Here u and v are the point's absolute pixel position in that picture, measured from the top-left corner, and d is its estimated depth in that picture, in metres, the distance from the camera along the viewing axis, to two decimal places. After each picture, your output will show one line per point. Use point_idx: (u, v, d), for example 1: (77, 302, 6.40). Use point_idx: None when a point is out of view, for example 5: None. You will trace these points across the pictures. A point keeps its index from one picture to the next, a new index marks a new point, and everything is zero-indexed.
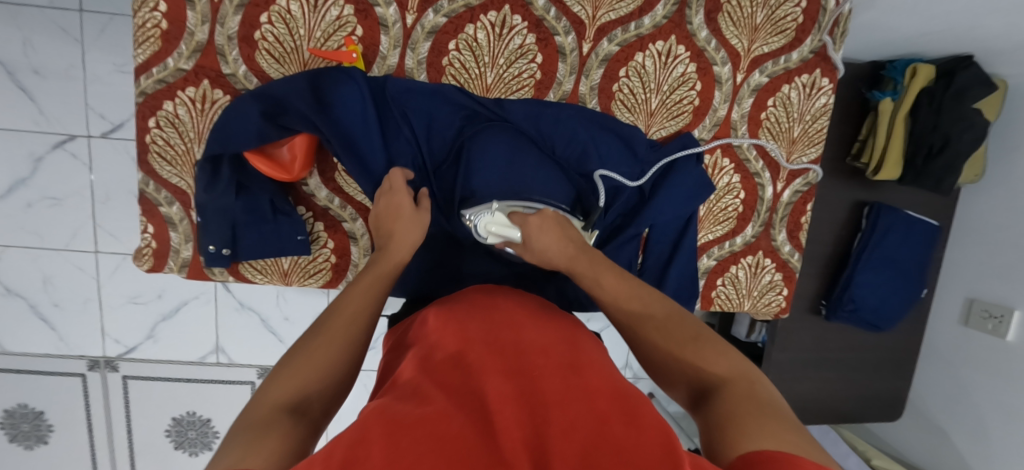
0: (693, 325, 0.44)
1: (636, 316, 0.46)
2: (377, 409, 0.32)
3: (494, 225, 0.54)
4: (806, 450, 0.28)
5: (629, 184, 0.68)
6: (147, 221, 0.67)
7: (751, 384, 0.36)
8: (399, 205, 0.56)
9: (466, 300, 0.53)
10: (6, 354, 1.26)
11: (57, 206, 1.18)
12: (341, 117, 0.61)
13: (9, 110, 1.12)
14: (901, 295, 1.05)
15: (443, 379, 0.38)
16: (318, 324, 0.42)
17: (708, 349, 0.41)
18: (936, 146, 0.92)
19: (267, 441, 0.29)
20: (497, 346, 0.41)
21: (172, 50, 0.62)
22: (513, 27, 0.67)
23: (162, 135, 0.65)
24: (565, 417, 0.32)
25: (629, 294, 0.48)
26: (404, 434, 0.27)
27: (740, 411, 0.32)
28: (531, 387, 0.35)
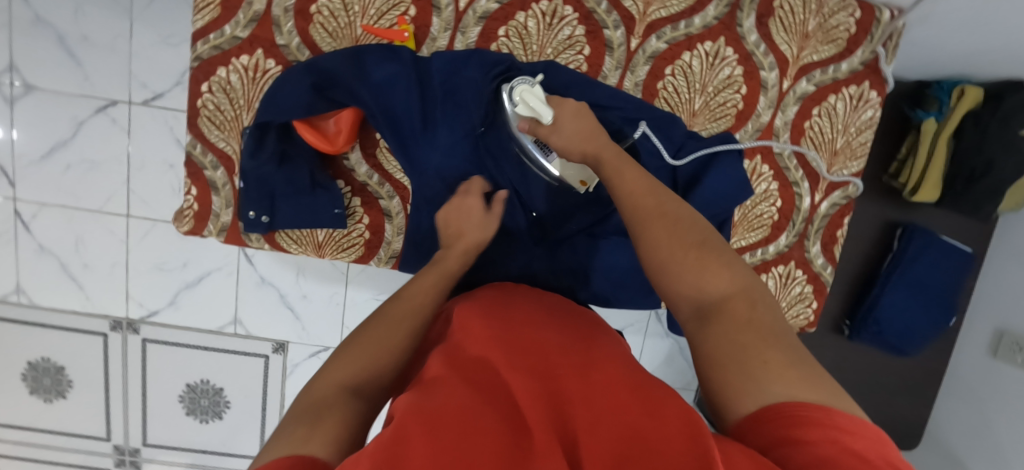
0: (701, 230, 0.44)
1: (650, 213, 0.45)
2: (407, 402, 0.32)
3: (529, 96, 0.57)
4: (812, 384, 0.33)
5: (671, 162, 0.66)
6: (191, 183, 0.68)
7: (749, 303, 0.39)
8: (468, 207, 0.58)
9: (483, 296, 0.54)
10: (35, 308, 1.30)
11: (94, 169, 1.21)
12: (384, 97, 0.62)
13: (58, 74, 1.16)
14: (929, 322, 1.02)
15: (464, 370, 0.38)
16: (373, 317, 0.44)
17: (711, 259, 0.41)
18: (978, 170, 0.91)
19: (329, 420, 0.31)
20: (518, 344, 0.42)
21: (230, 17, 0.64)
22: (564, 17, 0.67)
23: (213, 100, 0.66)
24: (591, 416, 0.33)
25: (645, 191, 0.47)
26: (442, 429, 0.28)
27: (744, 341, 0.36)
28: (554, 387, 0.37)
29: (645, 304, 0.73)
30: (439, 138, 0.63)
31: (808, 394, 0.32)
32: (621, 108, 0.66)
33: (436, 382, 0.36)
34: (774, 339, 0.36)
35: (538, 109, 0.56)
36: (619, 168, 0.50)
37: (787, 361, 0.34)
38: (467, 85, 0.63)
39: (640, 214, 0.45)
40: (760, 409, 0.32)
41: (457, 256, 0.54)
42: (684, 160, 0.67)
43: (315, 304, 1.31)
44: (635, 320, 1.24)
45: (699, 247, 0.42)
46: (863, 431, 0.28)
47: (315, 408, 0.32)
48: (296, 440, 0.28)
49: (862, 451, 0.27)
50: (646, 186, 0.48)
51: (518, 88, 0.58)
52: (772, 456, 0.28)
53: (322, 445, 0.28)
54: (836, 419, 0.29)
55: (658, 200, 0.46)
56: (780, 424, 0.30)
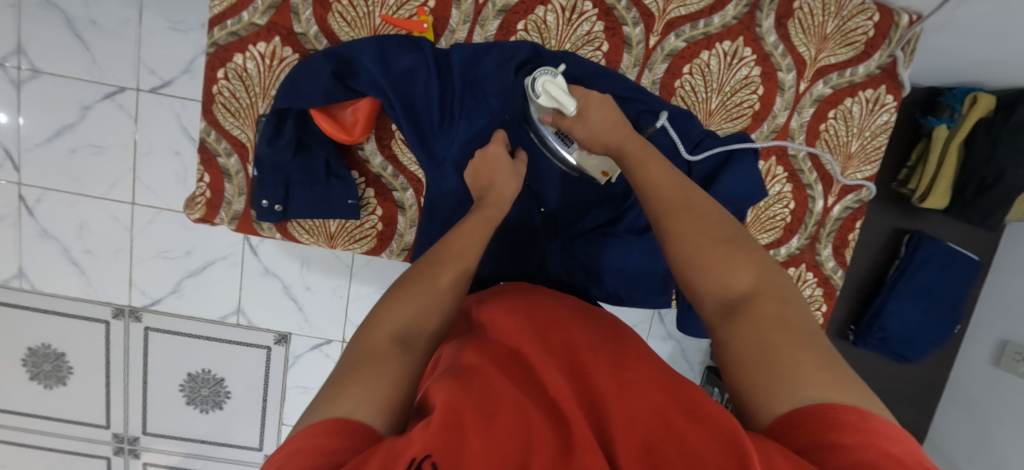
0: (730, 227, 0.44)
1: (678, 207, 0.45)
2: (445, 388, 0.33)
3: (552, 88, 0.56)
4: (845, 386, 0.32)
5: (687, 156, 0.66)
6: (204, 170, 0.68)
7: (778, 302, 0.39)
8: (495, 157, 0.58)
9: (508, 290, 0.55)
10: (36, 293, 1.29)
11: (100, 154, 1.20)
12: (407, 91, 0.61)
13: (66, 58, 1.15)
14: (937, 332, 1.02)
15: (497, 360, 0.39)
16: (416, 272, 0.46)
17: (739, 255, 0.42)
18: (989, 180, 0.91)
19: (381, 381, 0.35)
20: (550, 341, 0.43)
21: (248, 4, 0.63)
22: (584, 13, 0.67)
23: (228, 87, 0.66)
24: (627, 413, 0.34)
25: (670, 184, 0.47)
26: (489, 433, 0.29)
27: (776, 340, 0.36)
28: (586, 384, 0.38)
29: (656, 303, 0.73)
30: (457, 133, 0.63)
31: (842, 397, 0.31)
32: (641, 105, 0.66)
33: (471, 372, 0.36)
34: (801, 336, 0.36)
35: (561, 101, 0.55)
36: (643, 162, 0.50)
37: (819, 362, 0.34)
38: (486, 77, 0.63)
39: (668, 208, 0.45)
40: (793, 410, 0.31)
41: (494, 206, 0.55)
42: (701, 155, 0.67)
43: (319, 296, 1.31)
44: (640, 320, 1.24)
45: (729, 242, 0.42)
46: (895, 435, 0.28)
47: (372, 362, 0.36)
48: (358, 398, 0.32)
49: (894, 452, 0.27)
50: (672, 179, 0.48)
51: (540, 79, 0.57)
52: (812, 458, 0.28)
53: (379, 408, 0.32)
54: (869, 420, 0.29)
55: (685, 194, 0.46)
56: (814, 422, 0.30)
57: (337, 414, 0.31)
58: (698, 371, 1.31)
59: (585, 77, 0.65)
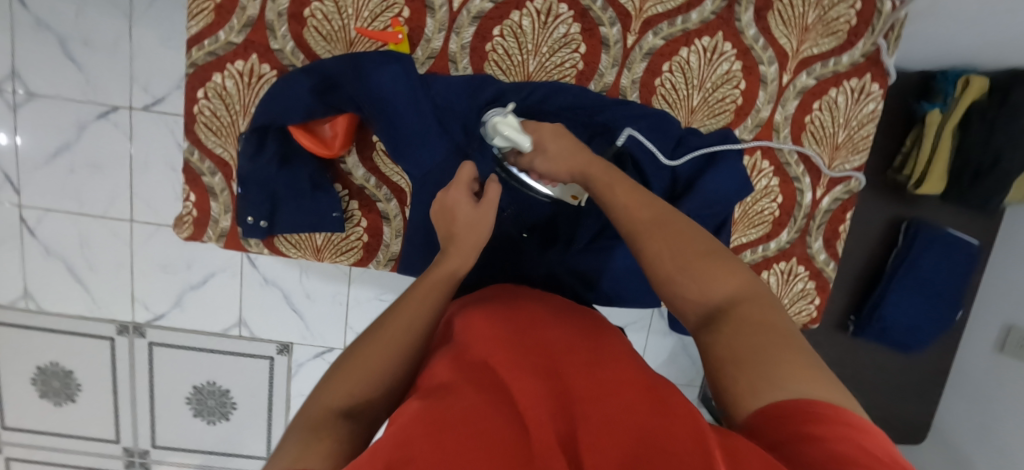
0: (706, 241, 0.44)
1: (653, 223, 0.45)
2: (413, 407, 0.32)
3: (505, 127, 0.57)
4: (827, 384, 0.31)
5: (666, 162, 0.65)
6: (189, 189, 0.69)
7: (760, 307, 0.38)
8: (455, 204, 0.53)
9: (491, 297, 0.56)
10: (42, 313, 1.31)
11: (97, 174, 1.22)
12: (384, 102, 0.59)
13: (59, 80, 1.17)
14: (937, 319, 1.02)
15: (468, 373, 0.39)
16: (373, 329, 0.41)
17: (717, 266, 0.41)
18: (985, 166, 0.90)
19: (318, 443, 0.29)
20: (528, 347, 0.43)
21: (224, 23, 0.64)
22: (559, 15, 0.66)
23: (209, 106, 0.66)
24: (597, 416, 0.33)
25: (641, 203, 0.47)
26: (447, 434, 0.28)
27: (762, 342, 0.34)
28: (558, 387, 0.37)
29: (645, 303, 0.73)
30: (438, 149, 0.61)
31: (822, 392, 0.30)
32: (620, 107, 0.66)
33: (445, 387, 0.36)
34: (780, 337, 0.35)
35: (515, 139, 0.56)
36: (612, 184, 0.49)
37: (804, 362, 0.33)
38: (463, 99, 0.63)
39: (644, 224, 0.45)
40: (771, 403, 0.30)
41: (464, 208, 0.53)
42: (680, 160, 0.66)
43: (319, 304, 1.32)
44: (638, 317, 1.24)
45: (706, 254, 0.42)
46: (869, 428, 0.27)
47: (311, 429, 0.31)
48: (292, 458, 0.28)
49: (873, 450, 0.25)
50: (640, 199, 0.48)
51: (490, 122, 0.57)
52: (782, 452, 0.27)
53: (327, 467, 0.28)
54: (845, 414, 0.27)
55: (660, 211, 0.46)
56: (792, 416, 0.28)
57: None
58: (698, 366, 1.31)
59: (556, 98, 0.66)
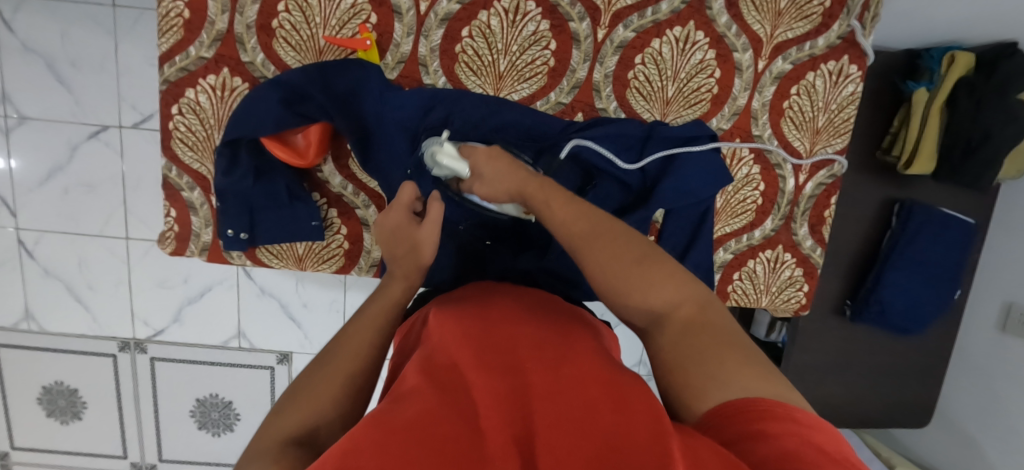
0: (642, 245, 0.43)
1: (588, 234, 0.43)
2: (370, 414, 0.32)
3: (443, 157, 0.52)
4: (768, 378, 0.33)
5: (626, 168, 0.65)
6: (170, 205, 0.69)
7: (699, 309, 0.39)
8: (395, 228, 0.48)
9: (465, 297, 0.56)
10: (44, 333, 1.33)
11: (91, 193, 1.23)
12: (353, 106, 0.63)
13: (48, 102, 1.18)
14: (932, 300, 1.01)
15: (431, 375, 0.39)
16: (324, 355, 0.40)
17: (657, 272, 0.41)
18: (975, 140, 0.88)
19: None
20: (494, 343, 0.43)
21: (193, 39, 0.64)
22: (527, 12, 0.66)
23: (184, 122, 0.67)
24: (556, 414, 0.32)
25: (576, 216, 0.44)
26: (396, 439, 0.28)
27: (702, 347, 0.36)
28: (520, 384, 0.37)
29: None
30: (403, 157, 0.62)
31: (766, 391, 0.31)
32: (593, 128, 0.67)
33: (407, 392, 0.36)
34: (720, 337, 0.37)
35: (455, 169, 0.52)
36: (547, 202, 0.45)
37: (745, 360, 0.34)
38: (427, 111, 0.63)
39: (578, 239, 0.43)
40: (720, 405, 0.31)
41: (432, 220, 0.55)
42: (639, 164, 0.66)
43: (316, 313, 1.33)
44: None
45: (642, 260, 0.41)
46: (821, 425, 0.27)
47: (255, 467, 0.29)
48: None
49: (822, 443, 0.26)
50: (575, 210, 0.44)
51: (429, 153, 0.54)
52: (736, 449, 0.27)
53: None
54: (794, 412, 0.28)
55: (595, 219, 0.44)
56: (747, 415, 0.29)
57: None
58: None
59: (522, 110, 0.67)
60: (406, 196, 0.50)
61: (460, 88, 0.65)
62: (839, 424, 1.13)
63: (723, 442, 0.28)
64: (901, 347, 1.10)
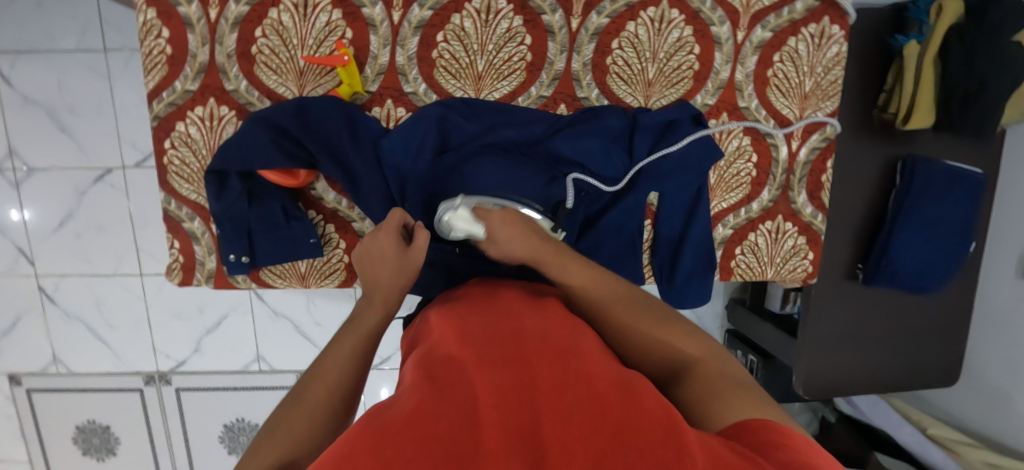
0: (658, 308, 0.50)
1: (605, 298, 0.50)
2: (369, 414, 0.33)
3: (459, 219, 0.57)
4: (782, 415, 0.35)
5: (606, 190, 0.70)
6: (173, 237, 0.71)
7: (720, 362, 0.44)
8: (381, 251, 0.53)
9: (466, 297, 0.56)
10: (72, 374, 1.37)
11: (102, 234, 1.27)
12: (321, 122, 0.66)
13: (53, 151, 1.22)
14: (945, 255, 0.99)
15: (434, 370, 0.39)
16: (298, 392, 0.41)
17: (674, 330, 0.47)
18: (972, 90, 0.85)
19: None
20: (496, 340, 0.43)
21: (178, 73, 0.66)
22: (499, 10, 0.66)
23: (177, 155, 0.68)
24: (560, 406, 0.33)
25: (594, 280, 0.51)
26: (393, 438, 0.28)
27: (719, 383, 0.39)
28: (523, 376, 0.37)
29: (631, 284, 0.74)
30: (388, 177, 0.67)
31: (777, 420, 0.33)
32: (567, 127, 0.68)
33: (406, 390, 0.37)
34: (727, 380, 0.40)
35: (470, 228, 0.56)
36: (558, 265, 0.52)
37: (759, 397, 0.37)
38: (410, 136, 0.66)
39: (601, 300, 0.50)
40: (737, 425, 0.33)
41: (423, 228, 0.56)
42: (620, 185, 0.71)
43: (330, 330, 1.34)
44: None
45: (661, 319, 0.48)
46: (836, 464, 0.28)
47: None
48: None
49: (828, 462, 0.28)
50: (594, 275, 0.51)
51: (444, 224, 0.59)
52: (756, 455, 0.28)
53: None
54: (813, 446, 0.29)
55: (613, 287, 0.51)
56: (768, 433, 0.30)
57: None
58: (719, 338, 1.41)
59: (494, 113, 0.69)
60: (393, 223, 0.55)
61: (438, 102, 0.67)
62: (862, 391, 1.12)
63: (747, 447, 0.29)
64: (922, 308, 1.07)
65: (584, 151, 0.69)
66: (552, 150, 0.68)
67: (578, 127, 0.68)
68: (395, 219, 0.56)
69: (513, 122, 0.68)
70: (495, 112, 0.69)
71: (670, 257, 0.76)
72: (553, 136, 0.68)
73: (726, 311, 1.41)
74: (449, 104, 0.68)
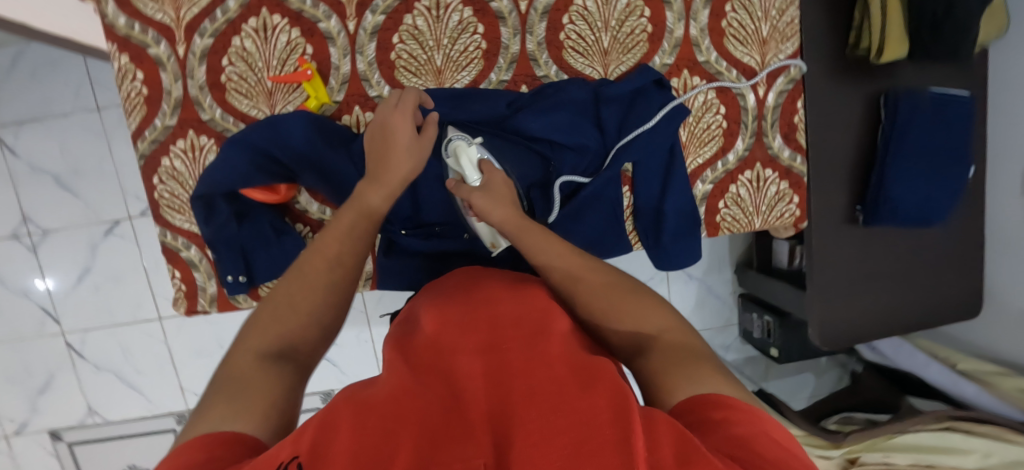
0: (630, 283, 0.48)
1: (573, 278, 0.48)
2: (349, 396, 0.36)
3: (466, 154, 0.62)
4: (738, 388, 0.33)
5: (585, 180, 0.72)
6: (173, 267, 0.74)
7: (685, 334, 0.41)
8: (397, 128, 0.56)
9: (451, 285, 0.57)
10: (109, 423, 1.42)
11: (120, 285, 1.32)
12: (291, 138, 0.67)
13: (64, 211, 1.28)
14: (945, 185, 0.92)
15: (416, 360, 0.41)
16: (299, 263, 0.48)
17: (643, 303, 0.44)
18: (941, 11, 0.79)
19: (250, 394, 0.35)
20: (476, 323, 0.44)
21: (156, 111, 0.69)
22: (448, 4, 0.68)
23: (167, 189, 0.71)
24: (526, 385, 0.34)
25: (572, 261, 0.49)
26: (370, 414, 0.32)
27: (679, 357, 0.37)
28: (496, 360, 0.38)
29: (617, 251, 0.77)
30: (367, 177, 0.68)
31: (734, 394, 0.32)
32: (534, 100, 0.70)
33: (386, 377, 0.39)
34: (691, 355, 0.37)
35: (466, 170, 0.61)
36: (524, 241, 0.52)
37: (719, 372, 0.35)
38: None
39: (565, 276, 0.48)
40: (688, 398, 0.31)
41: None
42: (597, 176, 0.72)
43: (347, 348, 1.35)
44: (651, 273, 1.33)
45: (631, 292, 0.46)
46: (781, 436, 0.28)
47: (232, 387, 0.35)
48: (213, 420, 0.31)
49: (778, 437, 0.28)
50: (565, 253, 0.50)
51: (453, 145, 0.63)
52: (700, 433, 0.27)
53: (258, 429, 0.32)
54: (758, 416, 0.29)
55: (582, 263, 0.49)
56: (714, 409, 0.29)
57: (202, 432, 0.30)
58: (731, 303, 1.42)
59: (456, 101, 0.69)
60: (411, 103, 0.57)
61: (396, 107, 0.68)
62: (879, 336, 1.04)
63: (690, 425, 0.28)
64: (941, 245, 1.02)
65: (554, 125, 0.69)
66: (520, 127, 0.69)
67: (545, 96, 0.71)
68: (411, 100, 0.58)
69: (478, 104, 0.70)
70: (457, 101, 0.69)
71: (655, 219, 0.76)
72: (521, 113, 0.69)
73: (735, 276, 1.39)
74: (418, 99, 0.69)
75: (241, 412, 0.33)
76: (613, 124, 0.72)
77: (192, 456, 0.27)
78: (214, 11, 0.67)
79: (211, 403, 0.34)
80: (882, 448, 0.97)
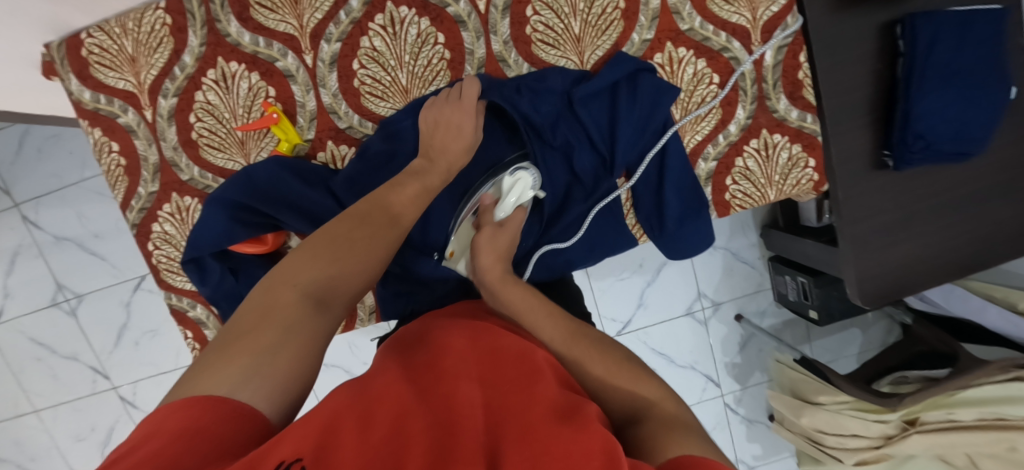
0: (623, 352, 0.46)
1: (564, 341, 0.46)
2: (346, 406, 0.33)
3: (519, 196, 0.63)
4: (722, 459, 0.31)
5: (563, 245, 0.68)
6: (184, 328, 0.74)
7: (678, 406, 0.39)
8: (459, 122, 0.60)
9: (455, 310, 0.54)
10: None
11: (157, 336, 1.37)
12: (269, 183, 0.65)
13: (91, 274, 1.33)
14: (988, 109, 0.73)
15: (415, 375, 0.38)
16: (357, 210, 0.50)
17: (637, 374, 0.42)
18: None
19: (279, 354, 0.36)
20: (478, 349, 0.41)
21: (138, 179, 0.69)
22: (403, 18, 0.65)
23: (163, 253, 0.71)
24: (524, 422, 0.30)
25: (569, 334, 0.47)
26: (372, 436, 0.29)
27: (667, 428, 0.34)
28: (495, 395, 0.34)
29: (621, 246, 0.73)
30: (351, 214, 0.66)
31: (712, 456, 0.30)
32: (514, 84, 0.66)
33: (381, 389, 0.35)
34: (686, 430, 0.34)
35: (505, 205, 0.62)
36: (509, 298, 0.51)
37: (705, 445, 0.32)
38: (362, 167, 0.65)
39: (563, 339, 0.46)
40: (676, 455, 0.29)
41: None
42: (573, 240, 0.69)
43: None
44: None
45: (627, 363, 0.44)
46: None
47: (274, 331, 0.37)
48: (243, 373, 0.33)
49: None
50: (545, 308, 0.50)
51: (522, 175, 0.63)
52: None
53: (275, 401, 0.34)
54: None
55: (570, 329, 0.47)
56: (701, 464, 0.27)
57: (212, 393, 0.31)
58: (760, 268, 1.35)
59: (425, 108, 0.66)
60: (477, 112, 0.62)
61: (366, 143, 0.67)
62: (928, 285, 0.90)
63: None
64: (989, 176, 0.87)
65: (538, 106, 0.65)
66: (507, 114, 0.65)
67: (527, 82, 0.66)
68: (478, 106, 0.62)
69: None
70: None
71: (657, 208, 0.73)
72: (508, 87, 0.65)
73: (762, 240, 1.32)
74: (393, 119, 0.66)
75: (261, 376, 0.34)
76: (601, 121, 0.68)
77: (207, 420, 0.29)
78: (172, 69, 0.66)
79: (240, 347, 0.35)
80: (947, 405, 0.90)
